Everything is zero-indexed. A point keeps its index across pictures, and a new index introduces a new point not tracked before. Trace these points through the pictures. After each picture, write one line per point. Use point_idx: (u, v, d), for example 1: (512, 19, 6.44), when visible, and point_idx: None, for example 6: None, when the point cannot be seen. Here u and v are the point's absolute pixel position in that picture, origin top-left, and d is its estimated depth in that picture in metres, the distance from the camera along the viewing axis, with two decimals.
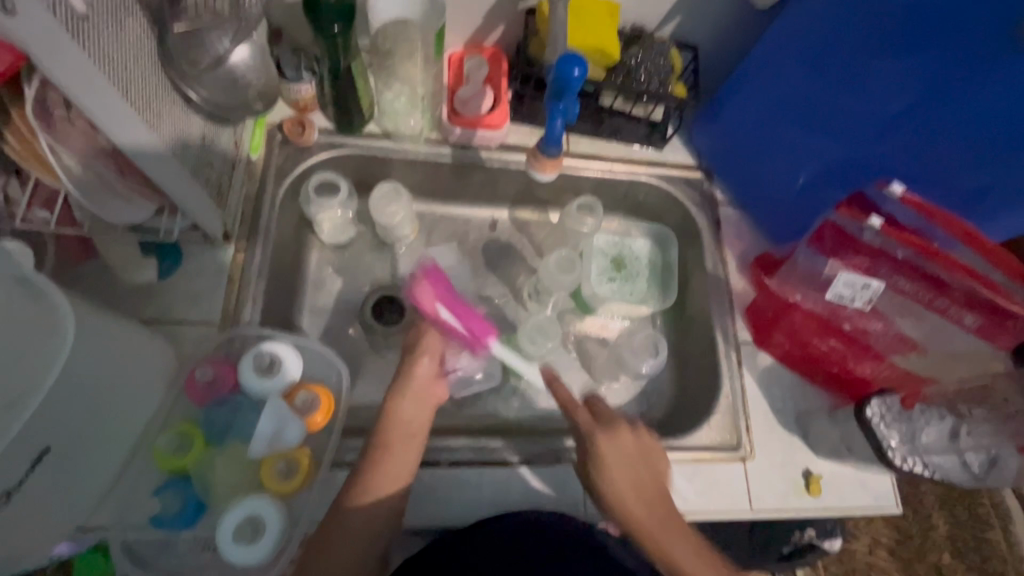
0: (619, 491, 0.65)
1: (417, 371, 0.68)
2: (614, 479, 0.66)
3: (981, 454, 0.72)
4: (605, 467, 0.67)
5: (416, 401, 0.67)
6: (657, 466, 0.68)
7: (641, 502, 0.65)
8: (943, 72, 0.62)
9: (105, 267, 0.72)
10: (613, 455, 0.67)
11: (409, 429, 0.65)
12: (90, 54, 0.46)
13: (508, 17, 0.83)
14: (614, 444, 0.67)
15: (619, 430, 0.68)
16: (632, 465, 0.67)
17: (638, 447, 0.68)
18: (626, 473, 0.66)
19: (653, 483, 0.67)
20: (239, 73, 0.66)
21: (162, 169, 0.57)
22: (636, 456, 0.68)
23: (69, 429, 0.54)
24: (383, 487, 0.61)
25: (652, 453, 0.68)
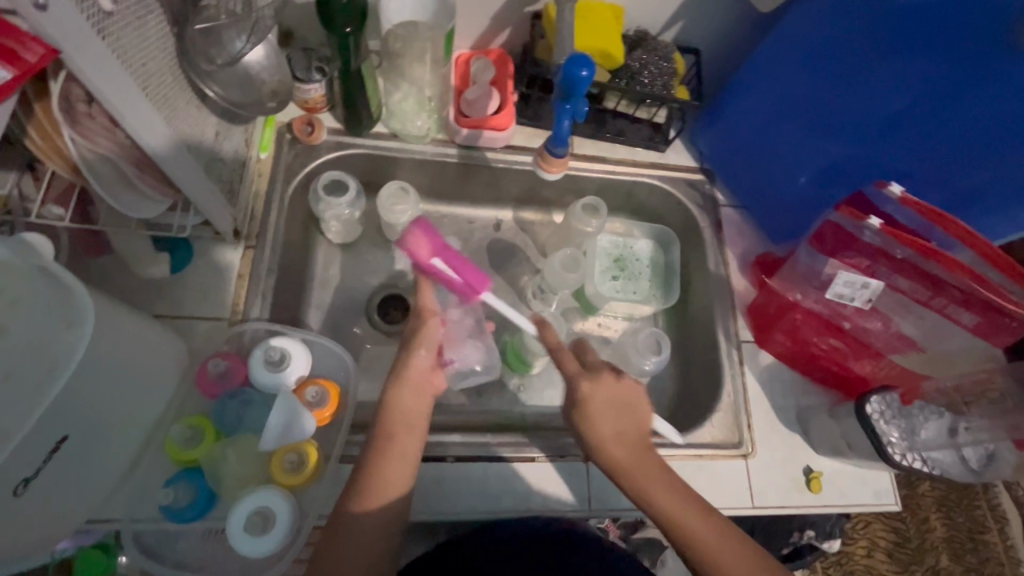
0: (603, 439, 0.64)
1: (415, 362, 0.67)
2: (599, 423, 0.65)
3: (978, 449, 0.73)
4: (591, 411, 0.65)
5: (415, 393, 0.66)
6: (642, 416, 0.67)
7: (626, 450, 0.64)
8: (943, 73, 0.64)
9: (116, 263, 0.73)
10: (598, 399, 0.65)
11: (407, 419, 0.64)
12: (114, 52, 0.47)
13: (514, 21, 0.85)
14: (600, 391, 0.66)
15: (602, 376, 0.67)
16: (618, 413, 0.66)
17: (619, 389, 0.67)
18: (610, 417, 0.65)
19: (637, 433, 0.65)
20: (254, 70, 0.69)
21: (178, 163, 0.58)
22: (624, 406, 0.66)
23: (85, 418, 0.55)
24: (389, 490, 0.60)
25: (636, 400, 0.67)
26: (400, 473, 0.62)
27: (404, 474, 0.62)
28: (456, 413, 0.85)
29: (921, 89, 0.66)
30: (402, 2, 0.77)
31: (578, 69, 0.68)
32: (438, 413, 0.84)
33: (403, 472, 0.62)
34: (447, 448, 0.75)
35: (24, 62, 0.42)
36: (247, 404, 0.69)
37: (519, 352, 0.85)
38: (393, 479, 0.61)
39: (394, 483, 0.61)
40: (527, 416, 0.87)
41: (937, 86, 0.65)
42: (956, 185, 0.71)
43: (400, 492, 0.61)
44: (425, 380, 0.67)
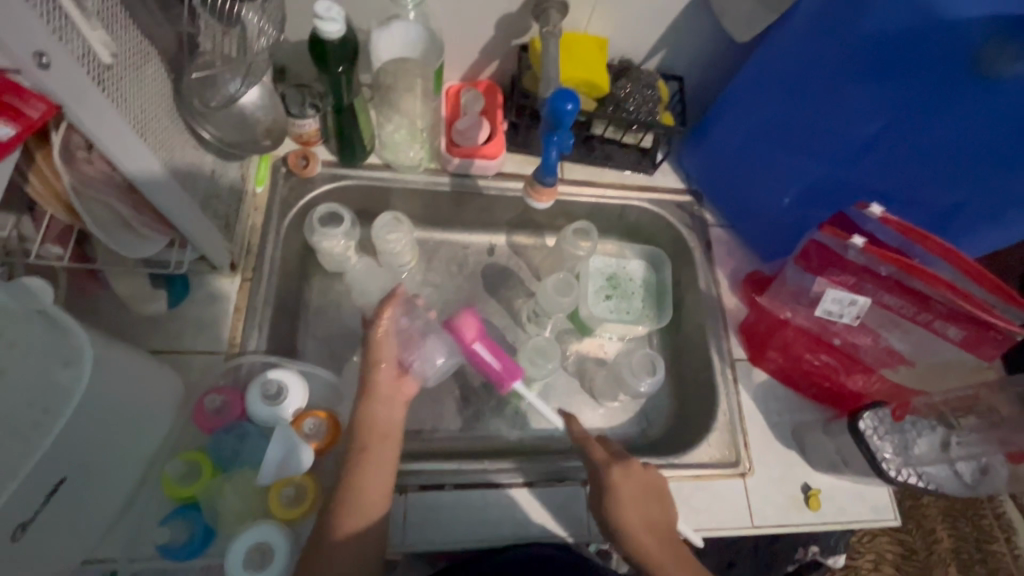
0: (632, 524, 0.66)
1: (379, 377, 0.71)
2: (628, 511, 0.66)
3: (972, 463, 0.73)
4: (621, 501, 0.68)
5: (386, 403, 0.69)
6: (668, 508, 0.69)
7: (656, 540, 0.65)
8: (914, 98, 0.66)
9: (115, 299, 0.74)
10: (627, 488, 0.68)
11: (382, 431, 0.67)
12: (114, 103, 0.49)
13: (502, 54, 0.88)
14: (628, 479, 0.69)
15: (630, 464, 0.70)
16: (646, 501, 0.68)
17: (646, 479, 0.70)
18: (639, 507, 0.67)
19: (666, 526, 0.67)
20: (248, 112, 0.71)
21: (171, 200, 0.59)
22: (651, 498, 0.69)
23: (82, 458, 0.55)
24: (365, 510, 0.61)
25: (662, 491, 0.70)
26: (378, 489, 0.63)
27: (384, 486, 0.64)
28: (454, 439, 0.85)
29: (898, 113, 0.67)
30: (392, 41, 0.78)
31: (563, 103, 0.70)
32: (436, 439, 0.85)
33: (379, 489, 0.63)
34: (445, 476, 0.75)
35: (26, 117, 0.44)
36: (243, 438, 0.70)
37: None
38: (373, 496, 0.62)
39: (372, 499, 0.62)
40: (526, 440, 0.87)
41: (913, 109, 0.66)
42: (938, 198, 0.73)
43: (381, 506, 0.63)
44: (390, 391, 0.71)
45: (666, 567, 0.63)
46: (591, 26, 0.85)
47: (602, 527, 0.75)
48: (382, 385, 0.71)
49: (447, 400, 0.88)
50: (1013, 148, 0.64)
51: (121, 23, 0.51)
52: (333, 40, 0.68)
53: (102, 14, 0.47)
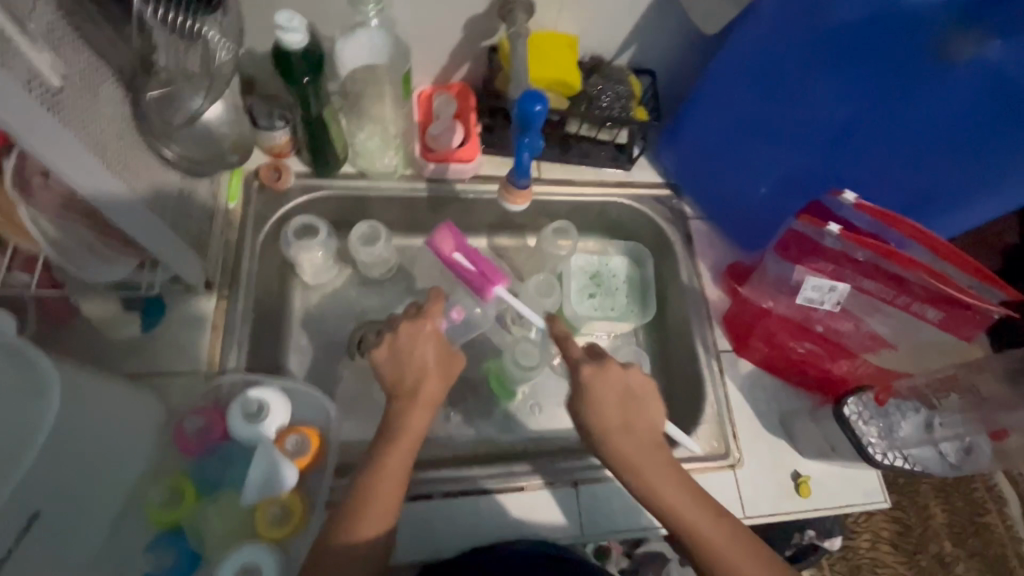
0: (608, 425, 0.64)
1: (425, 382, 0.67)
2: (605, 414, 0.64)
3: (955, 443, 0.75)
4: (598, 401, 0.65)
5: (420, 411, 0.66)
6: (651, 410, 0.66)
7: (635, 445, 0.64)
8: (881, 82, 0.66)
9: (87, 325, 0.72)
10: (598, 387, 0.65)
11: (408, 437, 0.65)
12: (68, 126, 0.48)
13: (472, 56, 0.87)
14: (601, 377, 0.65)
15: (607, 363, 0.66)
16: (627, 404, 0.65)
17: (623, 381, 0.66)
18: (615, 408, 0.65)
19: (648, 429, 0.65)
20: (213, 127, 0.71)
21: (136, 220, 0.58)
22: (630, 400, 0.66)
23: (57, 491, 0.53)
24: (370, 528, 0.60)
25: (640, 391, 0.66)
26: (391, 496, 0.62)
27: (387, 510, 0.61)
28: (444, 446, 0.85)
29: (866, 99, 0.68)
30: (358, 50, 0.77)
31: (531, 104, 0.69)
32: (426, 448, 0.84)
33: (391, 497, 0.62)
34: (436, 485, 0.75)
35: None
36: (227, 459, 0.69)
37: (501, 377, 0.88)
38: (377, 514, 0.60)
39: (382, 505, 0.61)
40: (517, 442, 0.87)
41: (883, 95, 0.67)
42: (910, 185, 0.74)
43: (383, 525, 0.61)
44: (433, 398, 0.67)
45: (644, 470, 0.63)
46: (559, 24, 0.84)
47: (596, 527, 0.75)
48: (427, 387, 0.67)
49: (435, 407, 0.87)
50: (980, 132, 0.64)
51: (71, 44, 0.50)
52: (298, 49, 0.67)
53: (48, 36, 0.46)
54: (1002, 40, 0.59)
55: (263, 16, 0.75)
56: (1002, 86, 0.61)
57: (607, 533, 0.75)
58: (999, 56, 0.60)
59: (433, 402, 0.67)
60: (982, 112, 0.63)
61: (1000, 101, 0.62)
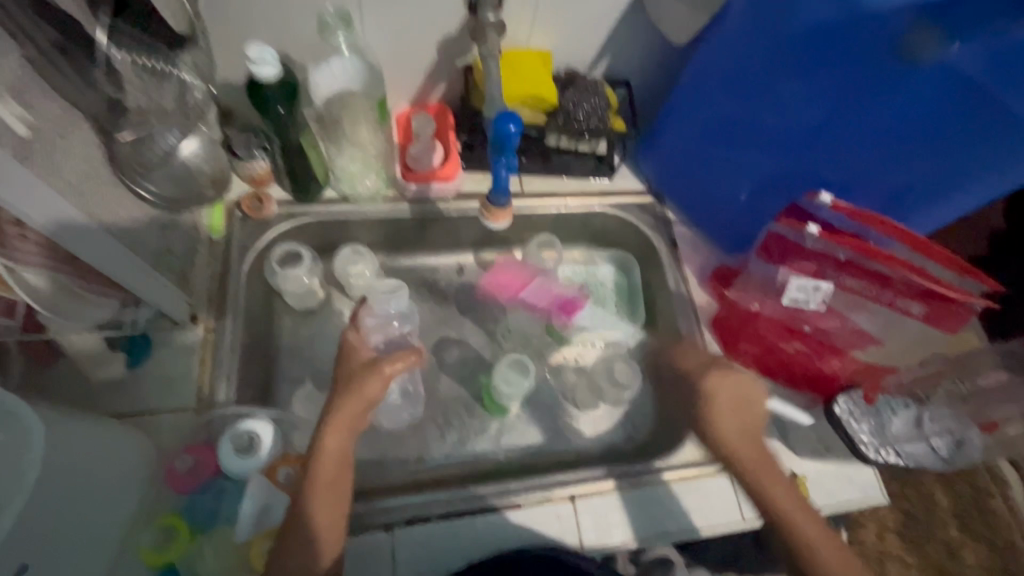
0: (724, 433, 0.74)
1: (363, 394, 0.68)
2: (722, 421, 0.74)
3: (947, 438, 0.77)
4: (719, 405, 0.75)
5: (334, 435, 0.66)
6: (754, 411, 0.76)
7: (745, 442, 0.73)
8: (849, 83, 0.67)
9: (72, 366, 0.71)
10: (722, 394, 0.76)
11: (330, 460, 0.64)
12: (41, 176, 0.48)
13: (448, 75, 0.87)
14: (725, 383, 0.76)
15: (729, 368, 0.78)
16: (741, 410, 0.75)
17: (741, 388, 0.76)
18: (731, 417, 0.75)
19: (754, 427, 0.75)
20: (191, 164, 0.76)
21: (110, 258, 0.57)
22: (741, 404, 0.76)
23: (45, 542, 0.52)
24: (325, 548, 0.61)
25: (753, 397, 0.76)
26: (336, 521, 0.62)
27: (335, 525, 0.62)
28: (440, 465, 0.85)
29: (835, 101, 0.70)
30: (332, 79, 0.77)
31: (505, 125, 0.69)
32: (422, 467, 0.84)
33: (337, 510, 0.63)
34: (431, 507, 0.74)
35: None
36: (221, 494, 0.68)
37: (493, 394, 0.87)
38: (330, 535, 0.61)
39: (332, 522, 0.62)
40: (512, 457, 0.87)
41: (853, 97, 0.68)
42: (883, 183, 0.75)
43: (337, 541, 0.62)
44: (354, 418, 0.67)
45: (752, 469, 0.71)
46: (532, 41, 0.85)
47: (596, 540, 0.75)
48: (344, 411, 0.67)
49: (430, 428, 0.87)
50: (947, 128, 0.65)
51: (40, 93, 0.50)
52: (272, 81, 0.67)
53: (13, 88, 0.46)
54: (962, 41, 0.59)
55: (236, 48, 0.76)
56: (966, 88, 0.62)
57: (610, 544, 0.75)
58: (964, 60, 0.60)
59: (350, 422, 0.67)
60: (950, 114, 0.64)
61: (965, 101, 0.63)
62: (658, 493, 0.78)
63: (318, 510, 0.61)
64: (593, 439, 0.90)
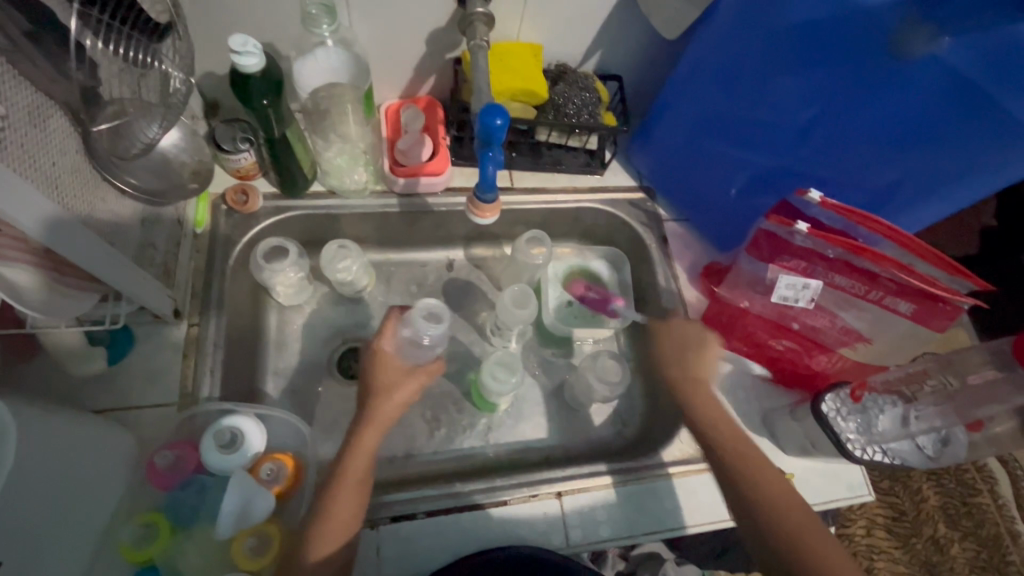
0: (668, 359, 0.77)
1: (398, 394, 0.68)
2: (665, 349, 0.78)
3: (932, 435, 0.76)
4: (665, 341, 0.79)
5: (372, 432, 0.66)
6: (705, 353, 0.77)
7: (687, 377, 0.75)
8: (840, 81, 0.67)
9: (52, 361, 0.70)
10: (670, 332, 0.79)
11: (362, 459, 0.64)
12: (10, 167, 0.47)
13: (437, 69, 0.86)
14: (676, 326, 0.79)
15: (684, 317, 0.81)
16: (688, 348, 0.78)
17: (692, 331, 0.79)
18: (679, 352, 0.77)
19: (703, 368, 0.76)
20: (171, 154, 0.71)
21: (88, 253, 0.56)
22: (694, 341, 0.78)
23: (19, 541, 0.51)
24: (331, 541, 0.59)
25: (704, 339, 0.78)
26: (351, 516, 0.61)
27: (348, 521, 0.61)
28: (428, 461, 0.85)
29: (826, 98, 0.69)
30: (315, 67, 0.76)
31: (492, 119, 0.68)
32: (410, 464, 0.84)
33: (354, 508, 0.62)
34: (417, 503, 0.74)
35: None
36: (203, 491, 0.68)
37: (481, 392, 0.86)
38: (333, 530, 0.59)
39: (345, 517, 0.61)
40: (500, 454, 0.86)
41: (845, 95, 0.68)
42: (873, 182, 0.74)
43: (344, 535, 0.60)
44: (389, 417, 0.67)
45: (692, 397, 0.73)
46: (522, 34, 0.84)
47: (582, 536, 0.75)
48: (384, 410, 0.67)
49: (418, 424, 0.86)
50: (938, 128, 0.65)
51: (12, 82, 0.49)
52: (256, 72, 0.66)
53: None
54: (953, 38, 0.59)
55: (220, 39, 0.75)
56: (957, 86, 0.61)
57: (596, 541, 0.75)
58: (953, 56, 0.60)
59: (387, 420, 0.67)
60: (942, 112, 0.64)
61: (956, 100, 0.62)
62: (644, 490, 0.78)
63: (335, 507, 0.60)
64: (582, 435, 0.90)
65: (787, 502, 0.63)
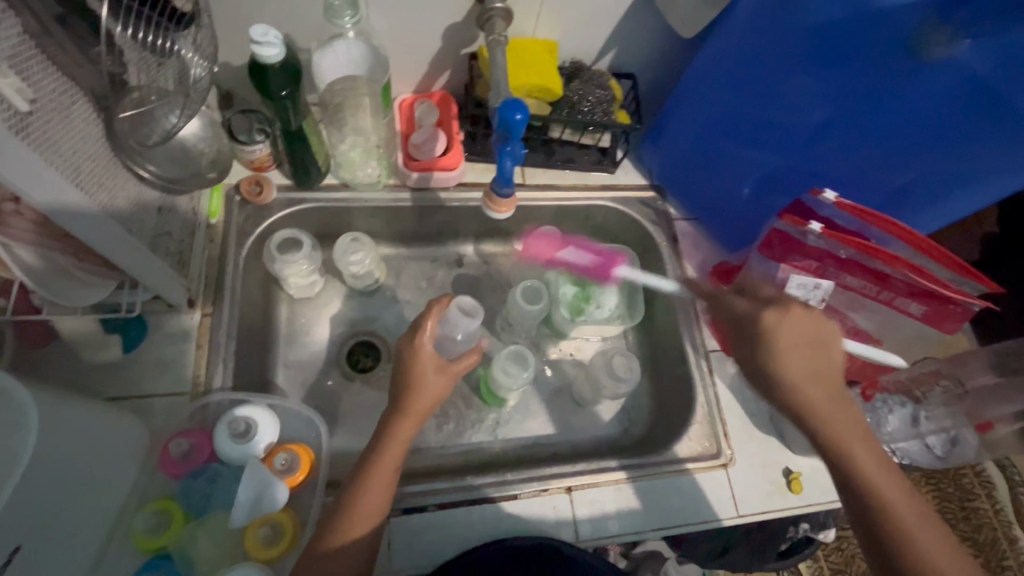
0: (797, 377, 0.57)
1: (429, 388, 0.65)
2: (790, 364, 0.57)
3: (941, 435, 0.78)
4: (779, 351, 0.58)
5: (409, 423, 0.64)
6: (831, 353, 0.59)
7: (817, 391, 0.57)
8: (857, 82, 0.67)
9: (66, 348, 0.70)
10: (784, 337, 0.58)
11: (396, 449, 0.64)
12: (37, 150, 0.47)
13: (452, 64, 0.86)
14: (789, 322, 0.59)
15: (790, 305, 0.60)
16: (812, 350, 0.58)
17: (812, 325, 0.59)
18: (804, 356, 0.58)
19: (830, 373, 0.58)
20: (190, 143, 0.72)
21: (106, 239, 0.57)
22: (820, 345, 0.58)
23: (37, 526, 0.51)
24: (360, 527, 0.60)
25: (828, 335, 0.59)
26: (384, 500, 0.62)
27: (382, 507, 0.62)
28: (437, 455, 0.85)
29: (843, 99, 0.70)
30: (336, 61, 0.77)
31: (511, 113, 0.68)
32: (419, 457, 0.84)
33: (388, 495, 0.63)
34: (427, 496, 0.74)
35: None
36: (215, 479, 0.68)
37: (491, 388, 0.86)
38: (366, 516, 0.61)
39: (379, 502, 0.62)
40: (509, 450, 0.87)
41: (862, 96, 0.68)
42: (884, 183, 0.75)
43: (381, 516, 0.62)
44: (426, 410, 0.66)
45: (828, 426, 0.57)
46: (538, 31, 0.84)
47: (591, 531, 0.75)
48: (420, 402, 0.65)
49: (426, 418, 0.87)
50: (952, 130, 0.66)
51: (39, 66, 0.49)
52: (275, 63, 0.66)
53: (13, 59, 0.45)
54: (972, 40, 0.59)
55: (238, 29, 0.75)
56: (975, 89, 0.62)
57: (605, 537, 0.75)
58: (971, 58, 0.60)
59: (422, 413, 0.65)
60: (958, 114, 0.64)
61: (972, 103, 0.63)
62: (653, 487, 0.78)
63: (368, 493, 0.61)
64: (590, 432, 0.90)
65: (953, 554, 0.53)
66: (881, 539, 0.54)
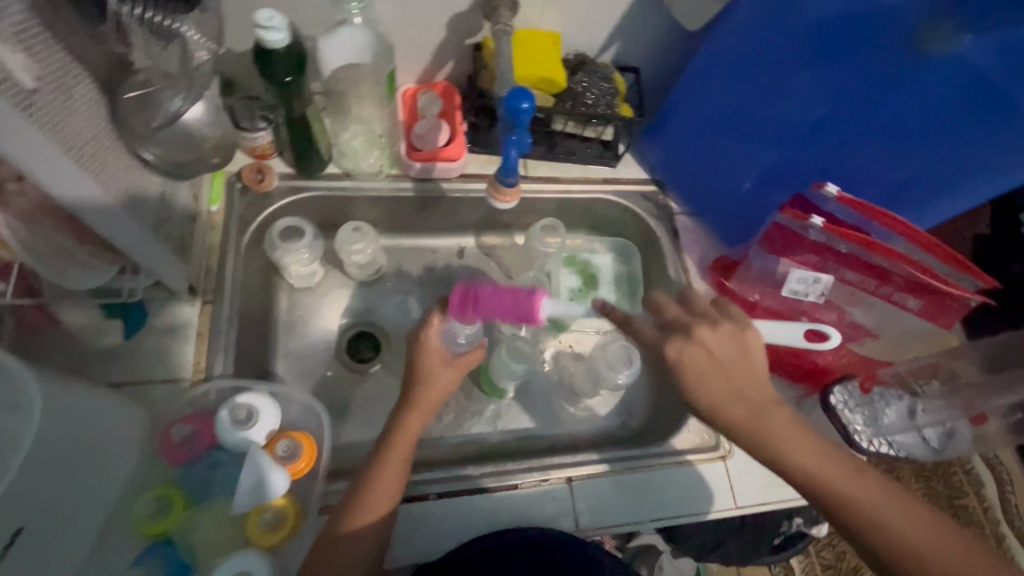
0: (713, 399, 0.59)
1: (438, 380, 0.67)
2: (704, 387, 0.59)
3: (937, 429, 0.79)
4: (687, 375, 0.60)
5: (419, 414, 0.66)
6: (747, 364, 0.61)
7: (737, 405, 0.59)
8: (860, 78, 0.68)
9: (64, 333, 0.70)
10: (689, 366, 0.60)
11: (403, 441, 0.64)
12: (41, 128, 0.47)
13: (456, 55, 0.86)
14: (692, 351, 0.60)
15: (693, 331, 0.62)
16: (723, 371, 0.60)
17: (723, 341, 0.61)
18: (716, 379, 0.59)
19: (748, 387, 0.60)
20: (192, 127, 0.67)
21: (109, 221, 0.56)
22: (731, 364, 0.60)
23: (38, 509, 0.51)
24: (371, 512, 0.60)
25: (744, 345, 0.61)
26: (391, 487, 0.62)
27: (392, 491, 0.62)
28: (436, 446, 0.85)
29: (846, 94, 0.70)
30: (342, 45, 0.75)
31: (518, 102, 0.68)
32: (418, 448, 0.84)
33: (396, 482, 0.62)
34: (428, 486, 0.74)
35: None
36: (216, 467, 0.68)
37: (490, 378, 0.87)
38: (372, 505, 0.60)
39: (386, 490, 0.62)
40: (507, 441, 0.87)
41: (864, 92, 0.68)
42: (885, 179, 0.76)
43: (389, 504, 0.62)
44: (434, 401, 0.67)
45: (758, 433, 0.58)
46: (543, 23, 0.84)
47: (591, 522, 0.75)
48: (431, 394, 0.66)
49: None
50: (953, 127, 0.66)
51: (44, 45, 0.49)
52: (280, 48, 0.65)
53: (19, 36, 0.45)
54: (973, 36, 0.59)
55: (241, 15, 0.74)
56: (976, 85, 0.62)
57: (604, 527, 0.76)
58: (973, 55, 0.60)
59: (432, 405, 0.66)
60: (960, 111, 0.65)
61: (974, 100, 0.63)
62: (653, 479, 0.79)
63: (376, 477, 0.62)
64: (588, 424, 0.90)
65: (921, 525, 0.53)
66: (856, 531, 0.55)
